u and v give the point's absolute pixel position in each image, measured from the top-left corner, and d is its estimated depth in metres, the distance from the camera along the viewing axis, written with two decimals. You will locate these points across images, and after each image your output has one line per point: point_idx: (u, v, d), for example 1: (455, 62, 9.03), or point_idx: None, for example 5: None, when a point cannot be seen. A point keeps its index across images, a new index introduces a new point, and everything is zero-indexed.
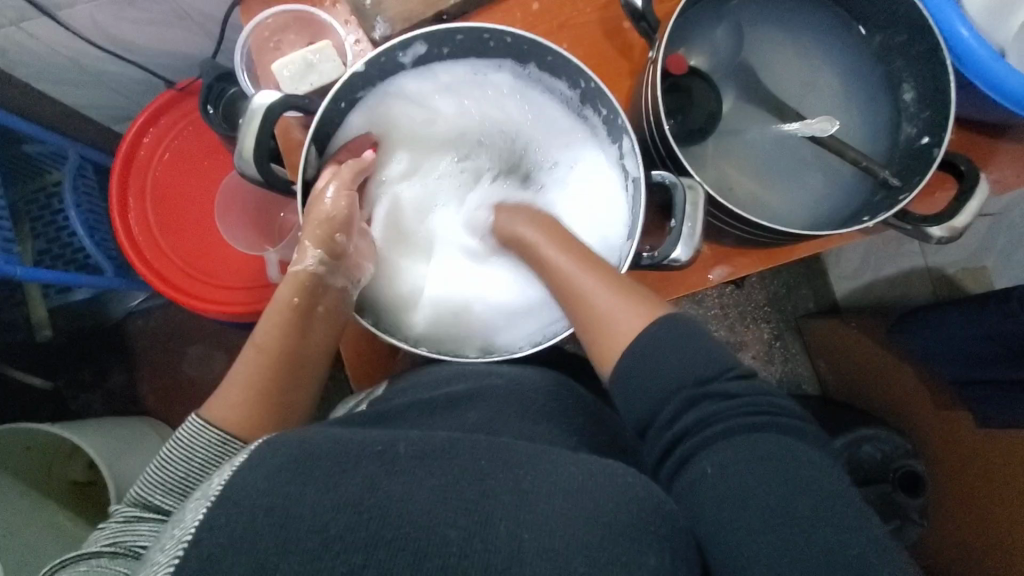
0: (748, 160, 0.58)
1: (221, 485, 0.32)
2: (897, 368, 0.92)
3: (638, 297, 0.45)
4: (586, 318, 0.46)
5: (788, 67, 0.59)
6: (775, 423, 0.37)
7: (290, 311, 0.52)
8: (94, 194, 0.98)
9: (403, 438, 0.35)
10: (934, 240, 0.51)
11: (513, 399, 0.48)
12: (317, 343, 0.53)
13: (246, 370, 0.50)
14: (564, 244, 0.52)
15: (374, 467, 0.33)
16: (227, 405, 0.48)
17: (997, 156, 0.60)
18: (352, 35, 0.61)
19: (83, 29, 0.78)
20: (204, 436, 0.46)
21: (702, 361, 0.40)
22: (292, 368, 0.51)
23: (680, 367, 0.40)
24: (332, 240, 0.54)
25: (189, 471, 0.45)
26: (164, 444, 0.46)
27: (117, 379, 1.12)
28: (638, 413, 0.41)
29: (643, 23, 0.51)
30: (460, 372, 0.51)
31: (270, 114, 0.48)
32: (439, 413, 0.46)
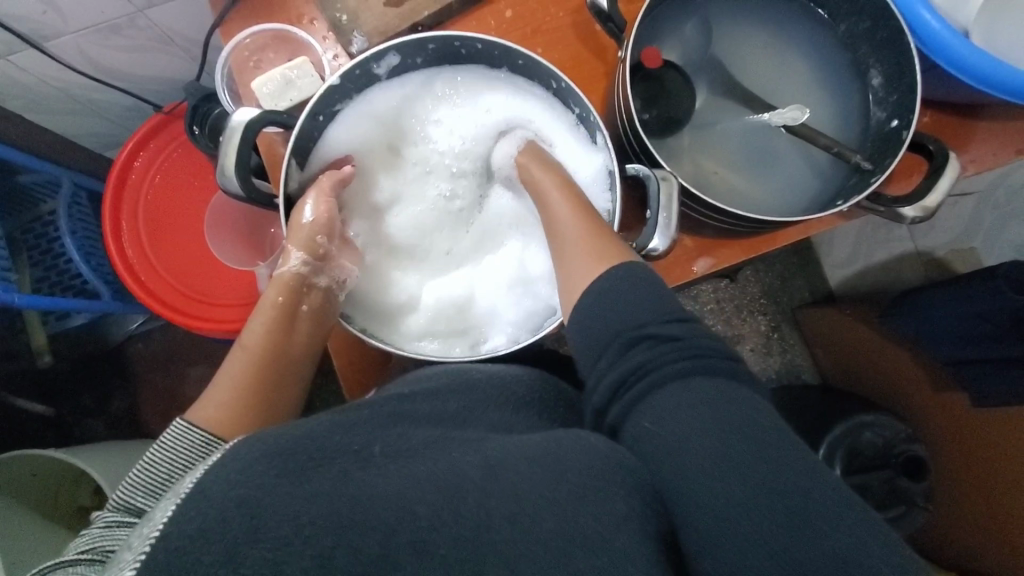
0: (723, 151, 0.59)
1: (191, 483, 0.31)
2: (891, 352, 0.92)
3: (605, 248, 0.47)
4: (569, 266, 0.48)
5: (758, 59, 0.60)
6: (702, 366, 0.38)
7: (277, 310, 0.54)
8: (90, 220, 1.00)
9: (378, 440, 0.37)
10: (908, 220, 0.52)
11: (493, 393, 0.48)
12: (301, 344, 0.55)
13: (232, 373, 0.51)
14: (565, 192, 0.54)
15: (349, 462, 0.34)
16: (210, 406, 0.49)
17: (973, 136, 0.61)
18: (330, 51, 0.63)
19: (70, 59, 0.80)
20: (188, 435, 0.46)
21: (644, 307, 0.41)
22: (279, 371, 0.52)
23: (622, 313, 0.42)
24: (315, 242, 0.56)
25: (172, 471, 0.44)
26: (149, 447, 0.45)
27: (119, 402, 1.13)
28: (588, 362, 0.43)
29: (610, 24, 0.52)
30: (437, 372, 0.51)
31: (249, 130, 0.49)
32: (416, 399, 0.45)
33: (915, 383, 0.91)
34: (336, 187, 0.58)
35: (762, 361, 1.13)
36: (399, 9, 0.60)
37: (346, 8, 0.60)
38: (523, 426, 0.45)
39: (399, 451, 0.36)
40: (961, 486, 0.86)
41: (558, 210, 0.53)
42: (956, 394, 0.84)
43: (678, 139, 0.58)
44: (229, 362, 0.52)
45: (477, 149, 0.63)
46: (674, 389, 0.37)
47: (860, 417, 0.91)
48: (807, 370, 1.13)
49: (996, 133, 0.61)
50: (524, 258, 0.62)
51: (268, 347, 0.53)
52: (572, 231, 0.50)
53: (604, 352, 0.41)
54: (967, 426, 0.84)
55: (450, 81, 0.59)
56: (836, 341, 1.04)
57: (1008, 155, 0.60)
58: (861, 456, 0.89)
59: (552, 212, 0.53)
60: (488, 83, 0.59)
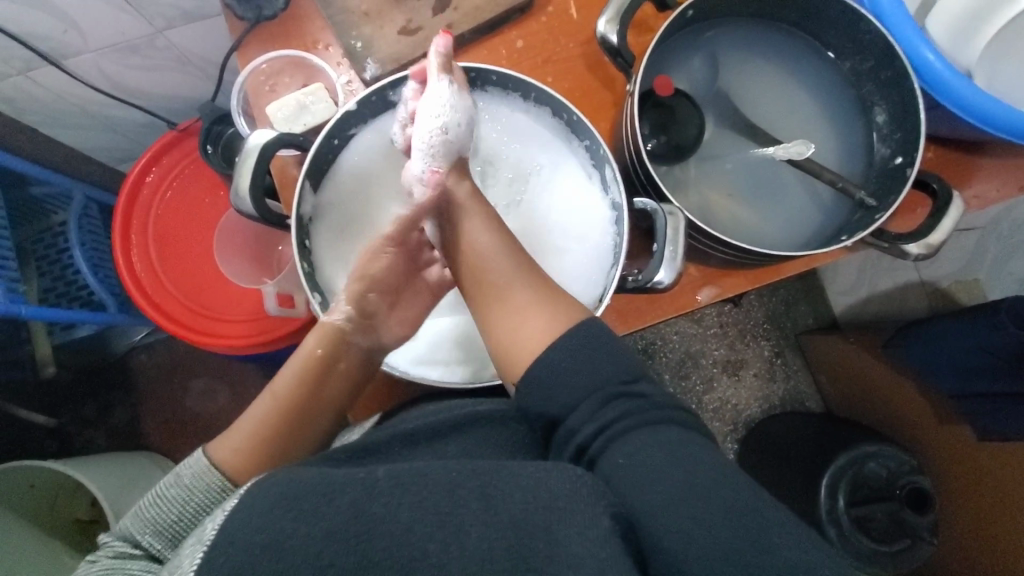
0: (729, 183, 0.60)
1: (216, 529, 0.33)
2: (896, 383, 0.91)
3: (561, 318, 0.46)
4: (517, 343, 0.46)
5: (764, 94, 0.61)
6: (672, 419, 0.41)
7: (313, 371, 0.52)
8: (100, 233, 1.01)
9: (383, 465, 0.36)
10: (912, 257, 0.53)
11: (496, 431, 0.50)
12: (326, 404, 0.53)
13: (260, 416, 0.51)
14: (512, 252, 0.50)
15: (359, 493, 0.34)
16: (230, 446, 0.49)
17: (977, 172, 0.62)
18: (343, 76, 0.64)
19: (88, 76, 0.81)
20: (204, 478, 0.47)
21: (619, 368, 0.43)
22: (296, 431, 0.51)
23: (602, 372, 0.43)
24: (365, 298, 0.53)
25: (183, 514, 0.46)
26: (165, 478, 0.47)
27: (121, 414, 1.13)
28: (560, 405, 0.43)
29: (619, 59, 0.54)
30: (449, 407, 0.52)
31: (264, 152, 0.50)
32: (419, 447, 0.48)
33: (918, 415, 0.91)
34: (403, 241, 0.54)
35: (765, 387, 1.12)
36: (413, 38, 0.62)
37: (362, 36, 0.62)
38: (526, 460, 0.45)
39: (409, 483, 0.34)
40: (966, 520, 0.85)
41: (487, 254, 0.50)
42: (959, 428, 0.84)
43: (685, 171, 0.59)
44: (257, 405, 0.52)
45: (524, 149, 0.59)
46: (646, 436, 0.39)
47: (863, 449, 0.88)
48: (812, 398, 1.13)
49: (1000, 170, 0.61)
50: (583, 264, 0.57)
51: (296, 402, 0.51)
52: (519, 299, 0.48)
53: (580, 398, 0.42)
54: (969, 461, 0.83)
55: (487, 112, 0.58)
56: (840, 370, 1.04)
57: (1012, 191, 0.61)
58: (867, 488, 0.87)
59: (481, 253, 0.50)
60: (513, 110, 0.58)
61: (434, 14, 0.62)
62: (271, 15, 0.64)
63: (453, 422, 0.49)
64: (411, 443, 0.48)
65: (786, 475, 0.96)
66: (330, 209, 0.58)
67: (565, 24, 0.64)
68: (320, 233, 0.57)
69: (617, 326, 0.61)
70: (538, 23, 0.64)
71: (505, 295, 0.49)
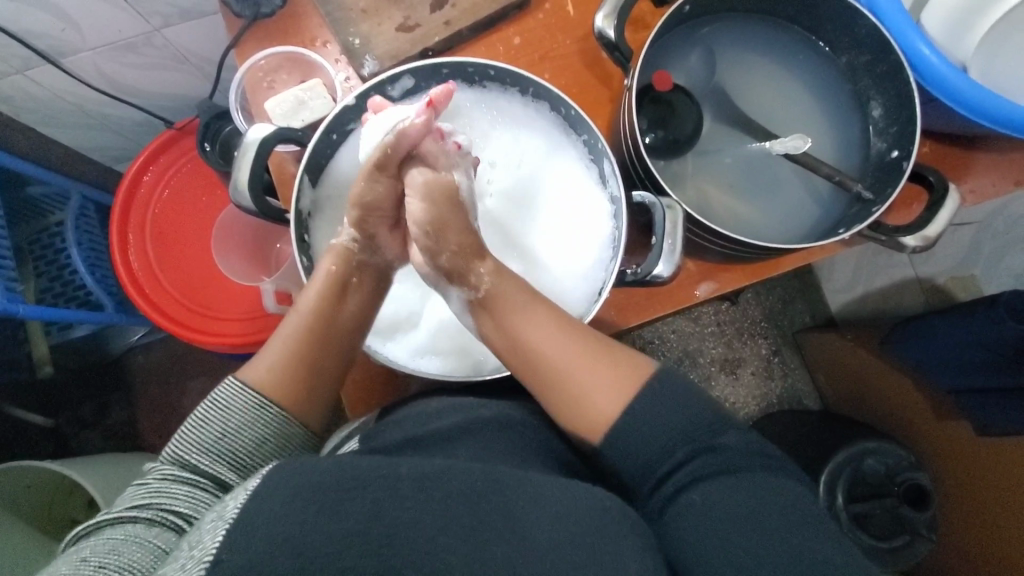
0: (727, 178, 0.60)
1: (237, 509, 0.32)
2: (895, 379, 0.92)
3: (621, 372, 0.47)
4: (585, 404, 0.47)
5: (761, 90, 0.62)
6: (757, 464, 0.44)
7: (334, 289, 0.52)
8: (97, 233, 1.00)
9: (406, 462, 0.36)
10: (909, 249, 0.53)
11: (504, 434, 0.48)
12: (351, 319, 0.53)
13: (286, 338, 0.51)
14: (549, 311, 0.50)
15: (379, 493, 0.33)
16: (261, 366, 0.49)
17: (972, 167, 0.62)
18: (341, 73, 0.64)
19: (85, 75, 0.81)
20: (241, 397, 0.47)
21: (694, 422, 0.45)
22: (324, 347, 0.51)
23: (681, 428, 0.45)
24: (365, 222, 0.53)
25: (225, 432, 0.46)
26: (201, 403, 0.47)
27: (118, 415, 1.13)
28: (640, 459, 0.45)
29: (617, 54, 0.54)
30: (450, 405, 0.52)
31: (263, 147, 0.50)
32: (420, 446, 0.47)
33: (917, 411, 0.91)
34: (393, 166, 0.52)
35: (764, 385, 1.13)
36: (411, 35, 0.62)
37: (359, 33, 0.62)
38: (533, 465, 0.45)
39: (419, 482, 0.34)
40: (965, 516, 0.85)
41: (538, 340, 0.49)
42: (959, 423, 0.84)
43: (682, 165, 0.59)
44: (280, 330, 0.52)
45: (513, 140, 0.60)
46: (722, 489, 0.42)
47: (863, 445, 0.88)
48: (809, 396, 1.13)
49: (995, 164, 0.62)
50: (585, 245, 0.58)
51: (319, 320, 0.51)
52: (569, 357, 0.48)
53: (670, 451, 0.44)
54: (968, 457, 0.84)
55: (484, 104, 0.59)
56: (838, 367, 1.04)
57: (1007, 185, 0.61)
58: (866, 484, 0.88)
59: (529, 340, 0.49)
60: (510, 105, 0.58)
61: (432, 10, 0.62)
62: (268, 12, 0.64)
63: (453, 426, 0.48)
64: (421, 447, 0.46)
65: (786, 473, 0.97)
66: (329, 203, 0.58)
67: (562, 20, 0.64)
68: (320, 227, 0.57)
69: (616, 321, 0.61)
70: (535, 20, 0.64)
71: (558, 359, 0.48)
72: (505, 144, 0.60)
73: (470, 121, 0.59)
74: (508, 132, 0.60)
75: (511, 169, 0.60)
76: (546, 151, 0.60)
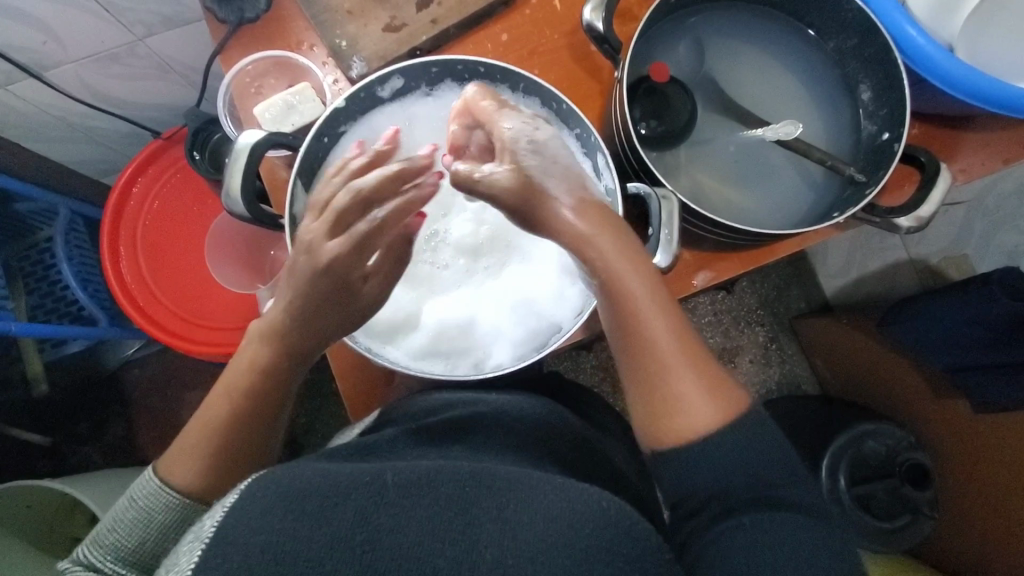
0: (720, 167, 0.60)
1: (214, 527, 0.32)
2: (893, 361, 0.92)
3: (717, 390, 0.42)
4: (668, 410, 0.42)
5: (751, 77, 0.62)
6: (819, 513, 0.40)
7: (256, 370, 0.47)
8: (87, 247, 0.99)
9: (390, 468, 0.36)
10: (903, 230, 0.54)
11: (499, 430, 0.49)
12: (279, 389, 0.48)
13: (205, 432, 0.47)
14: (658, 294, 0.43)
15: (364, 500, 0.33)
16: (180, 468, 0.46)
17: (962, 146, 0.62)
18: (330, 76, 0.64)
19: (69, 86, 0.80)
20: (162, 496, 0.46)
21: (778, 469, 0.42)
22: (244, 433, 0.47)
23: (765, 465, 0.41)
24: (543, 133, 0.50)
25: (145, 537, 0.45)
26: (120, 501, 0.46)
27: (116, 430, 1.12)
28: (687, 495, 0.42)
29: (606, 46, 0.54)
30: (448, 402, 0.53)
31: (254, 152, 0.50)
32: (423, 441, 0.47)
33: (916, 391, 0.91)
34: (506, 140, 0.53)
35: (763, 372, 1.14)
36: (397, 35, 0.62)
37: (346, 34, 0.61)
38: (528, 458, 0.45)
39: (415, 488, 0.34)
40: (965, 491, 0.86)
41: (649, 332, 0.42)
42: (954, 400, 0.85)
43: (675, 155, 0.59)
44: (197, 421, 0.48)
45: None
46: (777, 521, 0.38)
47: (861, 428, 0.90)
48: (808, 381, 1.14)
49: (984, 143, 0.62)
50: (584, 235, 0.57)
51: (240, 404, 0.47)
52: (672, 363, 0.42)
53: (714, 484, 0.41)
54: (968, 432, 0.84)
55: None
56: (835, 351, 1.05)
57: (996, 164, 0.62)
58: (866, 466, 0.89)
59: (647, 331, 0.42)
60: None
61: (419, 10, 0.62)
62: (254, 17, 0.64)
63: (451, 422, 0.49)
64: (416, 442, 0.47)
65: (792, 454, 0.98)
66: None
67: (549, 15, 0.64)
68: None
69: None
70: (523, 16, 0.64)
71: (661, 359, 0.42)
72: None
73: None
74: None
75: None
76: None
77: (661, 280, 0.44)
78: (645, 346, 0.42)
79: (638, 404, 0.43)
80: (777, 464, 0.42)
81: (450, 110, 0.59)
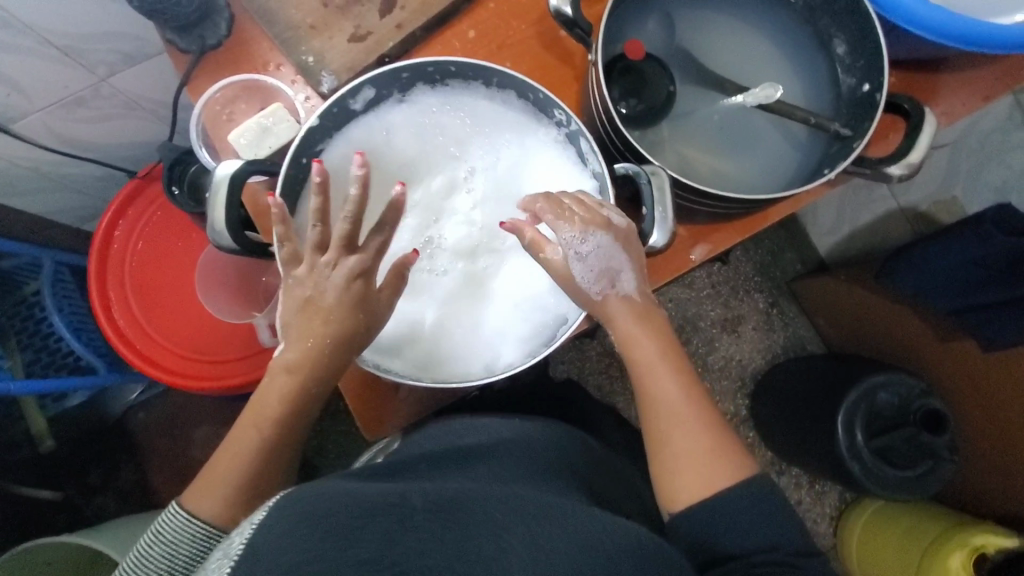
0: (704, 138, 0.59)
1: (243, 544, 0.32)
2: (896, 312, 0.92)
3: (728, 454, 0.48)
4: (686, 470, 0.48)
5: (724, 44, 0.61)
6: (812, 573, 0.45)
7: (287, 402, 0.49)
8: (76, 296, 0.98)
9: (417, 491, 0.36)
10: (895, 179, 0.54)
11: (523, 454, 0.52)
12: (307, 414, 0.51)
13: (236, 459, 0.49)
14: (676, 364, 0.50)
15: (389, 523, 0.33)
16: (207, 496, 0.49)
17: (941, 89, 0.62)
18: (301, 93, 0.63)
19: (38, 136, 0.79)
20: (189, 528, 0.48)
21: (780, 531, 0.46)
22: (275, 458, 0.50)
23: (769, 529, 0.46)
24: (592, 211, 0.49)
25: (172, 568, 0.47)
26: (146, 533, 0.48)
27: (128, 475, 1.11)
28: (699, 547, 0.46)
29: (577, 30, 0.53)
30: (471, 426, 0.57)
31: (235, 180, 0.49)
32: (451, 468, 0.50)
33: (919, 337, 0.91)
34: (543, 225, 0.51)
35: (767, 337, 1.16)
36: (364, 44, 0.61)
37: (312, 50, 0.61)
38: (549, 478, 0.49)
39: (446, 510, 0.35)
40: (984, 430, 0.86)
41: (673, 402, 0.49)
42: (962, 342, 0.84)
43: (658, 132, 0.59)
44: (228, 448, 0.50)
45: (490, 127, 0.59)
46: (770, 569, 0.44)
47: (874, 380, 0.88)
48: (811, 340, 1.16)
49: (962, 83, 0.62)
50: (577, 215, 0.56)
51: (272, 429, 0.49)
52: (690, 430, 0.48)
53: (718, 541, 0.46)
54: (978, 373, 0.84)
55: (450, 100, 0.58)
56: (836, 307, 1.05)
57: (976, 103, 0.62)
58: (880, 419, 0.89)
59: (666, 398, 0.49)
60: (478, 95, 0.57)
61: (382, 16, 0.61)
62: (216, 43, 0.63)
63: (479, 447, 0.53)
64: (442, 466, 0.50)
65: (806, 414, 0.97)
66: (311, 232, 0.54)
67: (514, 6, 0.63)
68: None
69: None
70: (488, 10, 0.63)
71: (679, 427, 0.48)
72: (483, 133, 0.59)
73: (439, 119, 0.58)
74: (481, 122, 0.58)
75: (496, 150, 0.59)
76: (524, 130, 0.58)
77: (678, 350, 0.51)
78: (667, 413, 0.49)
79: (659, 466, 0.49)
80: (775, 529, 0.46)
81: (426, 111, 0.58)
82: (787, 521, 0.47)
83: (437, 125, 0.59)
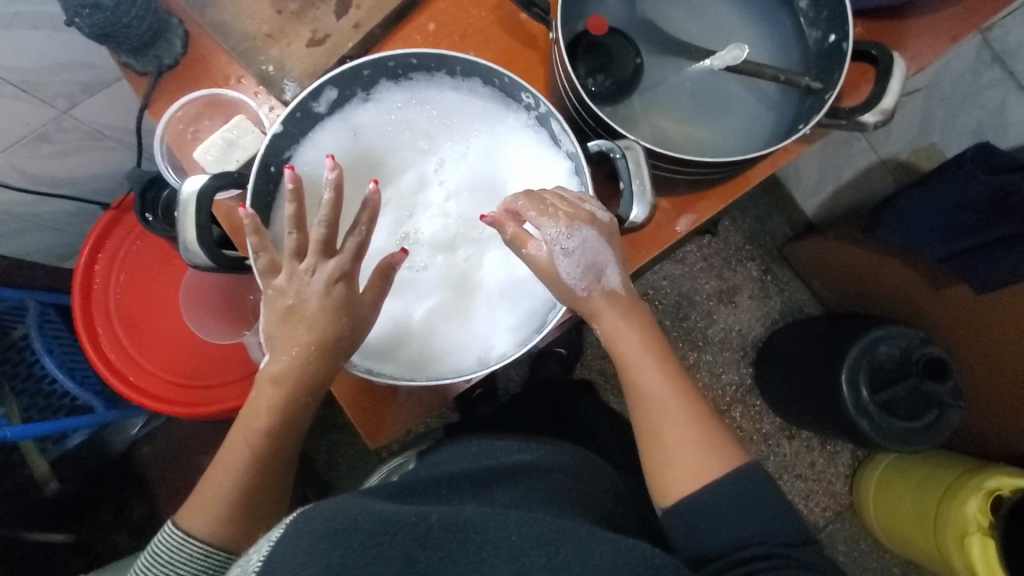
0: (675, 107, 0.59)
1: (261, 560, 0.37)
2: (889, 265, 0.91)
3: (717, 443, 0.48)
4: (675, 461, 0.47)
5: (687, 9, 0.60)
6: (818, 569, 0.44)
7: (273, 414, 0.48)
8: (65, 335, 0.97)
9: (436, 510, 0.40)
10: (871, 127, 0.53)
11: (551, 479, 0.54)
12: (298, 425, 0.50)
13: (227, 479, 0.49)
14: (661, 355, 0.50)
15: (410, 539, 0.37)
16: (199, 515, 0.49)
17: (908, 34, 0.62)
18: (265, 104, 0.61)
19: (5, 177, 0.77)
20: (185, 548, 0.48)
21: (776, 523, 0.45)
22: (269, 472, 0.50)
23: (765, 522, 0.45)
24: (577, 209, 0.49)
25: None
26: (145, 553, 0.49)
27: (139, 510, 1.10)
28: (698, 548, 0.46)
29: (536, 9, 0.53)
30: (490, 448, 0.59)
31: (202, 197, 0.48)
32: (471, 492, 0.53)
33: (913, 288, 0.91)
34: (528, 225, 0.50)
35: (764, 306, 1.15)
36: (323, 47, 0.60)
37: (271, 59, 0.60)
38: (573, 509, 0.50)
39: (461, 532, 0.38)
40: (989, 371, 0.86)
41: (659, 393, 0.49)
42: (954, 288, 0.84)
43: (629, 105, 0.58)
44: (219, 465, 0.50)
45: (458, 117, 0.58)
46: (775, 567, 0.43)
47: (874, 334, 0.88)
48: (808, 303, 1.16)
49: (929, 26, 0.62)
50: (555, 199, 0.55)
51: (261, 444, 0.49)
52: (679, 419, 0.48)
53: (708, 540, 0.45)
54: (976, 317, 0.83)
55: (416, 94, 0.57)
56: (829, 266, 1.05)
57: (945, 44, 0.61)
58: (884, 371, 0.88)
59: (653, 389, 0.49)
60: (442, 86, 0.56)
61: (338, 17, 0.60)
62: (173, 62, 0.61)
63: (498, 470, 0.55)
64: (459, 489, 0.53)
65: (811, 374, 0.96)
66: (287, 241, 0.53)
67: None
68: None
69: None
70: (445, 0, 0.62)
71: (667, 417, 0.48)
72: (452, 124, 0.58)
73: (406, 115, 0.58)
74: (449, 113, 0.58)
75: (467, 140, 0.58)
76: (493, 116, 0.57)
77: (663, 342, 0.51)
78: (654, 405, 0.49)
79: (649, 459, 0.49)
80: (771, 523, 0.45)
81: (392, 108, 0.57)
82: (788, 517, 0.46)
83: (405, 120, 0.58)
